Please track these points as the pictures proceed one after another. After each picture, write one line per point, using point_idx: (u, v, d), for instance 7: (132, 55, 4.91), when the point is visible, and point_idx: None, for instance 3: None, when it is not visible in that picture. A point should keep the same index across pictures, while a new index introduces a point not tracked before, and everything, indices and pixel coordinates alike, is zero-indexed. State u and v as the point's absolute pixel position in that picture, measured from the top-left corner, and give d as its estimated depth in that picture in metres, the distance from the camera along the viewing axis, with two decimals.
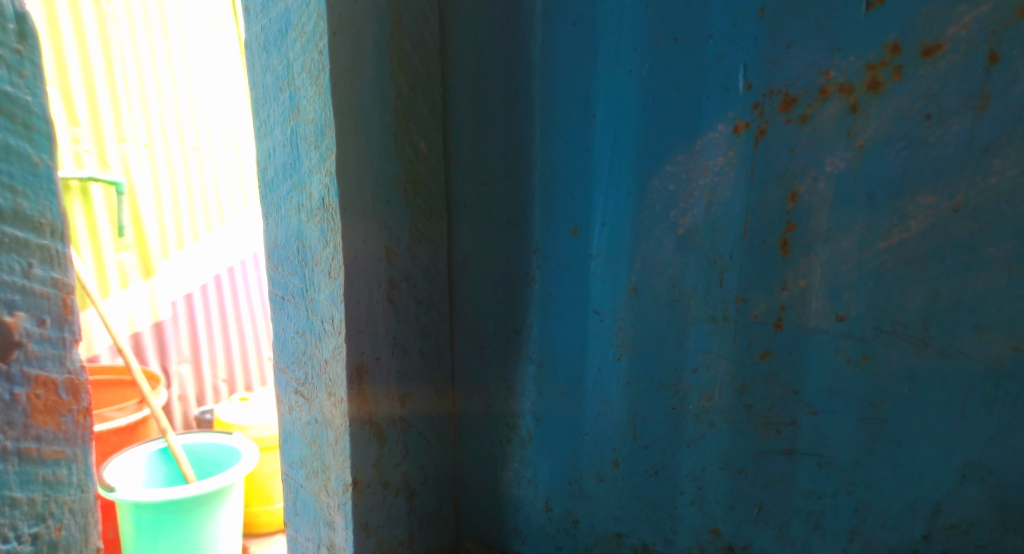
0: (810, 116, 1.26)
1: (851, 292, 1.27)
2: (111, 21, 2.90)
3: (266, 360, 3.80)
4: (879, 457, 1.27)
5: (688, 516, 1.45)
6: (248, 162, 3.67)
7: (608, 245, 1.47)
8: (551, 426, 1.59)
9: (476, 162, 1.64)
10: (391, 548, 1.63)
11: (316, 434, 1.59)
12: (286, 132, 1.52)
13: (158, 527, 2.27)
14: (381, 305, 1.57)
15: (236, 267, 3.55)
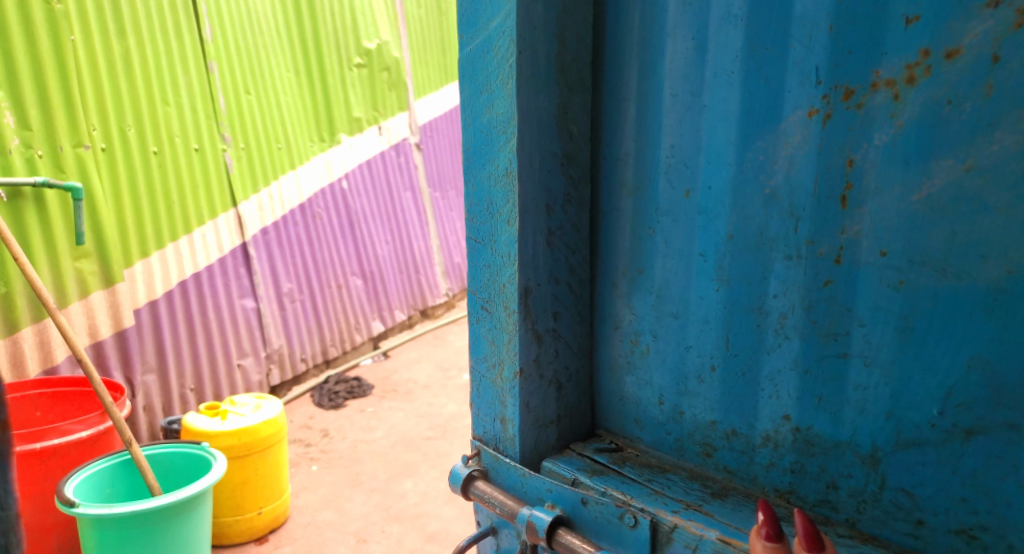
0: (866, 101, 1.03)
1: (891, 228, 1.03)
2: (64, 21, 2.82)
3: (236, 368, 3.80)
4: (911, 356, 1.03)
5: (765, 404, 1.17)
6: (213, 166, 3.57)
7: (715, 208, 1.18)
8: (666, 343, 1.28)
9: (623, 106, 1.28)
10: (545, 425, 1.38)
11: (493, 336, 1.37)
12: (479, 73, 1.30)
13: (124, 540, 2.22)
14: (540, 245, 1.31)
15: (203, 272, 3.53)
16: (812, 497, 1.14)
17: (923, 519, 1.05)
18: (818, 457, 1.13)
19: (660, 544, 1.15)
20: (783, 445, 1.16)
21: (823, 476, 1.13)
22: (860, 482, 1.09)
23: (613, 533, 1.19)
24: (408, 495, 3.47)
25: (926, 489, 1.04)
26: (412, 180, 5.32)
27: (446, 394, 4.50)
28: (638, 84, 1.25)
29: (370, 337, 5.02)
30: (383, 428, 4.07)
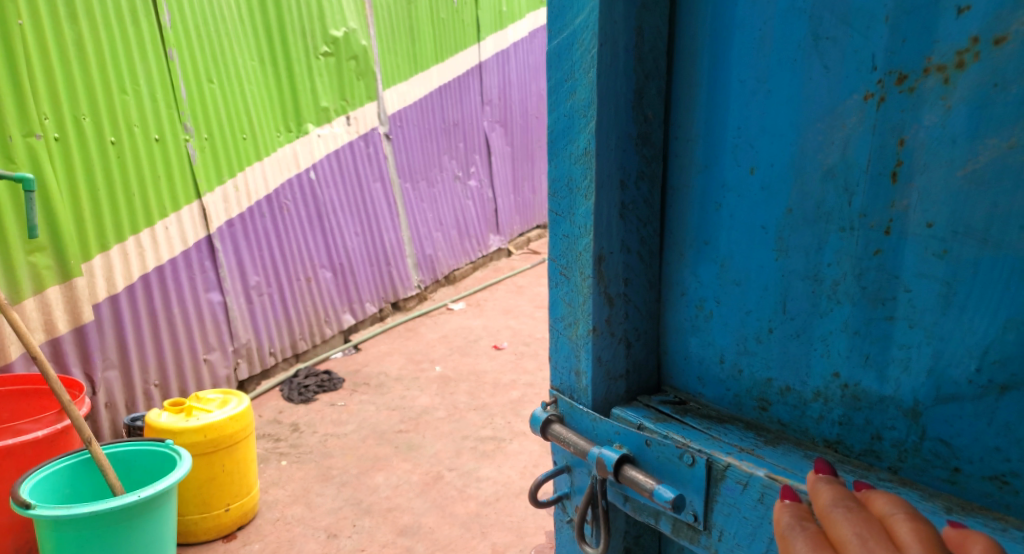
0: (917, 85, 0.93)
1: (938, 200, 0.93)
2: (13, 6, 2.74)
3: (203, 363, 3.74)
4: (950, 315, 0.94)
5: (816, 360, 1.08)
6: (177, 158, 3.50)
7: (772, 188, 1.09)
8: (728, 309, 1.19)
9: (698, 76, 1.16)
10: (616, 381, 1.30)
11: (570, 298, 1.28)
12: (564, 64, 1.20)
13: (82, 544, 2.16)
14: (614, 218, 1.22)
15: (167, 266, 3.47)
16: (858, 447, 1.06)
17: (960, 466, 0.96)
18: (864, 410, 1.04)
19: (716, 485, 1.09)
20: (832, 400, 1.08)
21: (869, 427, 1.04)
22: (903, 434, 1.01)
23: (673, 473, 1.13)
24: (379, 489, 3.46)
25: (962, 438, 0.95)
26: (382, 170, 5.23)
27: (417, 386, 4.49)
28: (708, 69, 1.15)
29: (340, 330, 4.96)
30: (354, 421, 4.03)
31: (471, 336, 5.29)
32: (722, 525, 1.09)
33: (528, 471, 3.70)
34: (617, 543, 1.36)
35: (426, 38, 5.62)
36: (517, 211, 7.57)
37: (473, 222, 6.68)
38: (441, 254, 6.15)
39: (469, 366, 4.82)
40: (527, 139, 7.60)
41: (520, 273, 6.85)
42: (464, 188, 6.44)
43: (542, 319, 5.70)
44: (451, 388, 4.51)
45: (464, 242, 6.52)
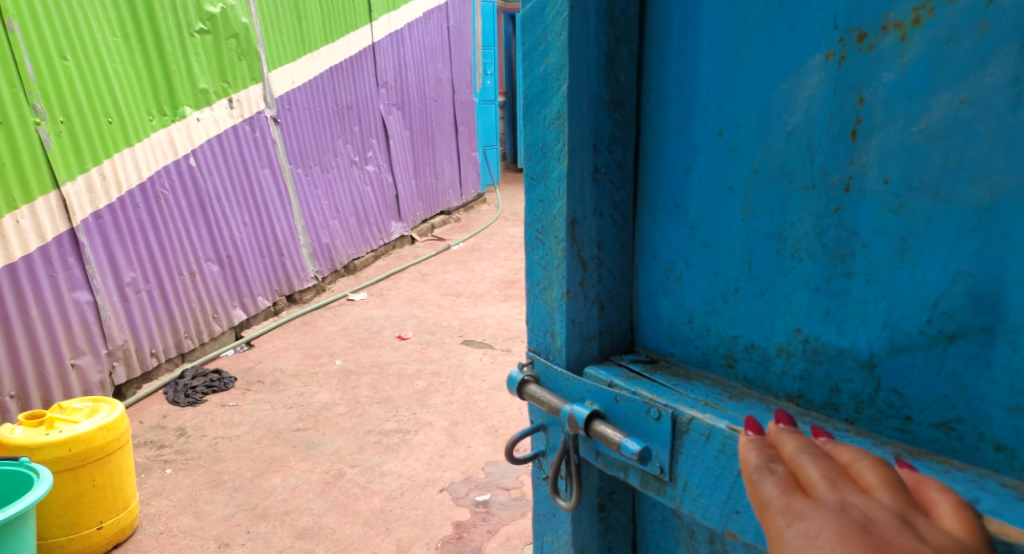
0: (876, 43, 0.97)
1: (894, 157, 0.97)
2: None
3: (71, 367, 3.46)
4: (906, 268, 0.98)
5: (780, 320, 1.13)
6: (25, 144, 3.19)
7: (738, 148, 1.13)
8: (698, 270, 1.24)
9: (666, 39, 1.22)
10: (590, 341, 1.35)
11: (545, 262, 1.35)
12: (538, 27, 1.27)
13: None
14: (586, 181, 1.28)
15: (22, 265, 3.20)
16: (818, 401, 1.11)
17: (911, 415, 1.01)
18: (824, 364, 1.09)
19: (681, 437, 1.14)
20: (794, 354, 1.12)
21: (828, 381, 1.09)
22: (859, 385, 1.05)
23: (641, 427, 1.20)
24: (276, 491, 3.25)
25: (913, 388, 1.00)
26: (269, 156, 4.96)
27: (316, 382, 4.27)
28: (677, 32, 1.20)
29: (230, 326, 4.67)
30: (248, 422, 3.78)
31: (372, 327, 5.09)
32: (686, 476, 1.14)
33: (434, 463, 3.57)
34: (591, 500, 1.40)
35: (314, 16, 5.34)
36: (418, 196, 7.37)
37: (373, 209, 6.46)
38: (340, 242, 5.91)
39: (371, 358, 4.63)
40: (426, 122, 7.41)
41: (424, 260, 6.66)
42: (361, 173, 6.21)
43: (446, 307, 5.55)
44: (352, 382, 4.31)
45: (363, 230, 6.30)
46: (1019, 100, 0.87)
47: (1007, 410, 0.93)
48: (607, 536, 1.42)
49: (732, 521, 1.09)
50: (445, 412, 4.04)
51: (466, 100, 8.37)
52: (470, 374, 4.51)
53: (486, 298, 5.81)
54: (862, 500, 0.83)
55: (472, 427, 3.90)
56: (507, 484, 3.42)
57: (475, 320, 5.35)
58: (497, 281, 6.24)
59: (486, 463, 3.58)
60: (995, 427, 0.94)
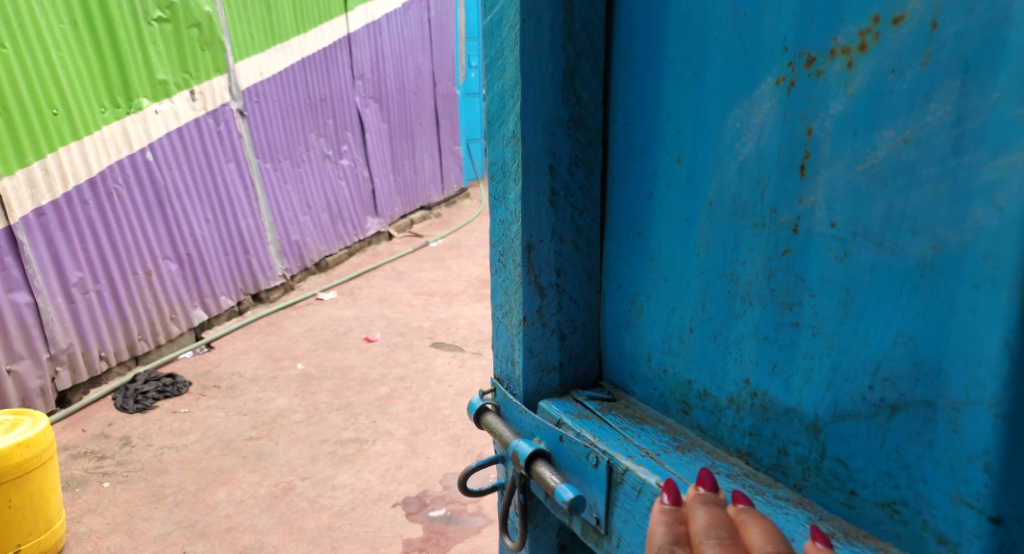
0: (824, 68, 0.86)
1: (841, 198, 0.86)
2: None
3: (8, 374, 3.34)
4: (852, 326, 0.87)
5: (731, 367, 1.02)
6: None
7: (695, 177, 1.03)
8: (655, 304, 1.14)
9: (632, 55, 1.11)
10: (550, 372, 1.26)
11: (506, 286, 1.26)
12: (496, 40, 1.18)
13: None
14: (542, 205, 1.18)
15: None
16: (767, 462, 1.00)
17: (856, 490, 0.90)
18: (771, 422, 0.98)
19: (615, 489, 1.05)
20: (743, 408, 1.02)
21: (776, 441, 0.98)
22: (806, 450, 0.95)
23: (580, 472, 1.10)
24: (219, 506, 3.10)
25: (857, 460, 0.89)
26: (235, 149, 4.79)
27: (274, 387, 4.12)
28: (643, 47, 1.09)
29: (190, 327, 4.52)
30: (198, 430, 3.64)
31: (339, 328, 4.94)
32: (619, 531, 1.05)
33: (389, 475, 3.42)
34: (551, 540, 1.36)
35: (285, 7, 5.16)
36: (396, 191, 7.21)
37: (347, 204, 6.30)
38: (310, 239, 5.75)
39: (334, 361, 4.48)
40: (405, 115, 7.25)
41: (400, 257, 6.51)
42: (335, 168, 6.04)
43: (418, 307, 5.39)
44: (312, 387, 4.16)
45: (336, 226, 6.14)
46: (961, 142, 0.75)
47: (948, 497, 0.80)
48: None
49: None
50: (406, 420, 3.89)
51: (448, 93, 8.20)
52: (436, 378, 4.35)
53: (461, 298, 5.65)
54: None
55: (433, 436, 3.75)
56: (464, 498, 3.27)
57: (447, 321, 5.19)
58: (474, 280, 6.08)
59: (443, 476, 3.43)
60: (938, 516, 0.82)
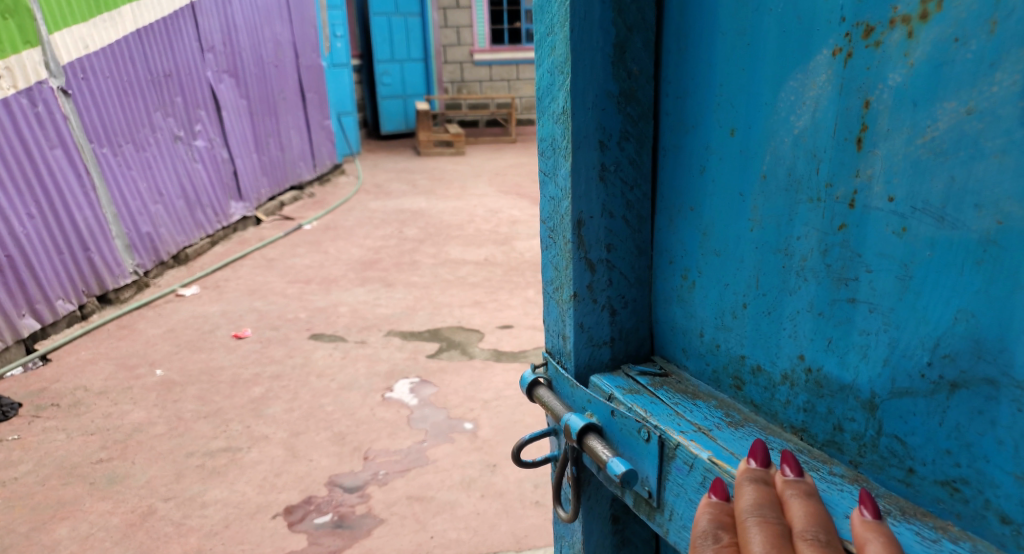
0: (883, 39, 0.81)
1: (901, 172, 0.81)
2: None
3: None
4: (909, 305, 0.82)
5: (785, 343, 0.97)
6: None
7: (749, 151, 0.97)
8: (706, 279, 1.08)
9: (683, 26, 1.04)
10: (602, 349, 1.19)
11: (556, 262, 1.19)
12: (546, 16, 1.11)
13: None
14: (592, 180, 1.11)
15: None
16: (821, 437, 0.95)
17: (914, 468, 0.84)
18: (826, 399, 0.93)
19: (667, 463, 1.00)
20: (798, 384, 0.97)
21: (831, 417, 0.93)
22: (862, 427, 0.89)
23: (632, 446, 1.05)
24: (60, 545, 2.67)
25: (916, 437, 0.83)
26: (60, 133, 4.20)
27: (128, 399, 3.64)
28: (695, 17, 1.02)
29: (20, 338, 3.93)
30: (32, 459, 3.15)
31: (205, 327, 4.47)
32: (671, 505, 1.00)
33: (267, 484, 3.06)
34: (603, 511, 1.26)
35: None
36: (261, 171, 6.70)
37: (206, 189, 5.75)
38: (165, 229, 5.20)
39: (199, 364, 4.02)
40: (265, 89, 6.80)
41: (270, 243, 6.03)
42: (188, 150, 5.49)
43: (293, 297, 4.97)
44: (173, 395, 3.71)
45: (195, 212, 5.59)
46: None
47: (1012, 477, 0.75)
48: (623, 547, 1.29)
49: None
50: (284, 422, 3.52)
51: (307, 65, 7.77)
52: (316, 373, 3.99)
53: (340, 283, 5.26)
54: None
55: (316, 436, 3.41)
56: (352, 500, 2.96)
57: (327, 310, 4.80)
58: (354, 263, 5.70)
59: (329, 478, 3.11)
60: (1002, 496, 0.77)
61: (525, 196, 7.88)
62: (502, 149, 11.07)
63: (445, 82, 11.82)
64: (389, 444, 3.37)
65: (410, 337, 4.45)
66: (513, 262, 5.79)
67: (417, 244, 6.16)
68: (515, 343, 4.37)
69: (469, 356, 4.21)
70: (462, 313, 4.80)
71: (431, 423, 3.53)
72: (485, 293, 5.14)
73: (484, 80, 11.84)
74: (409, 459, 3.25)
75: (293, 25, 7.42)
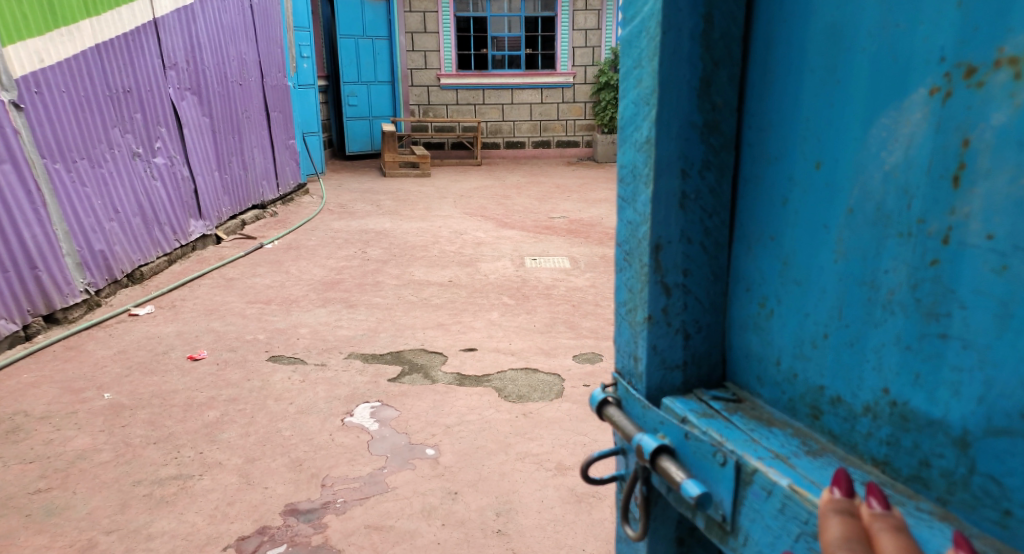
0: (986, 79, 0.82)
1: (1002, 211, 0.82)
2: None
3: None
4: (1005, 345, 0.83)
5: (867, 376, 0.98)
6: None
7: (836, 184, 0.99)
8: (785, 308, 1.10)
9: (765, 63, 1.10)
10: (674, 369, 1.21)
11: (631, 284, 1.23)
12: (634, 49, 1.16)
13: None
14: (672, 207, 1.16)
15: None
16: (906, 472, 0.94)
17: (1011, 510, 0.83)
18: (912, 433, 0.93)
19: (743, 488, 1.02)
20: (880, 417, 0.96)
21: (917, 452, 0.92)
22: (951, 464, 0.88)
23: (706, 470, 1.08)
24: None
25: (1014, 479, 0.83)
26: (9, 149, 4.05)
27: (72, 424, 3.49)
28: (783, 55, 1.07)
29: None
30: None
31: (158, 348, 4.33)
32: (747, 530, 1.01)
33: (219, 514, 2.94)
34: (669, 533, 1.28)
35: None
36: (223, 190, 6.57)
37: (164, 207, 5.61)
38: (120, 247, 5.05)
39: (150, 388, 3.88)
40: (228, 107, 6.70)
41: (230, 262, 5.90)
42: (146, 167, 5.36)
43: (252, 318, 4.85)
44: (122, 420, 3.57)
45: (152, 230, 5.44)
46: None
47: None
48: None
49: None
50: (239, 448, 3.40)
51: (272, 83, 7.70)
52: (274, 396, 3.87)
53: (301, 304, 5.15)
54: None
55: (272, 463, 3.29)
56: (307, 530, 2.86)
57: (286, 331, 4.69)
58: (316, 283, 5.59)
59: (285, 507, 3.00)
60: None
61: (490, 218, 7.85)
62: (467, 171, 11.04)
63: (411, 104, 11.81)
64: (348, 470, 3.27)
65: (371, 360, 4.36)
66: (478, 284, 5.74)
67: (380, 265, 6.08)
68: (479, 366, 4.30)
69: (432, 380, 4.13)
70: (425, 335, 4.72)
71: (391, 449, 3.44)
72: (449, 316, 5.07)
73: (451, 104, 11.84)
74: (368, 486, 3.15)
75: (259, 44, 7.35)
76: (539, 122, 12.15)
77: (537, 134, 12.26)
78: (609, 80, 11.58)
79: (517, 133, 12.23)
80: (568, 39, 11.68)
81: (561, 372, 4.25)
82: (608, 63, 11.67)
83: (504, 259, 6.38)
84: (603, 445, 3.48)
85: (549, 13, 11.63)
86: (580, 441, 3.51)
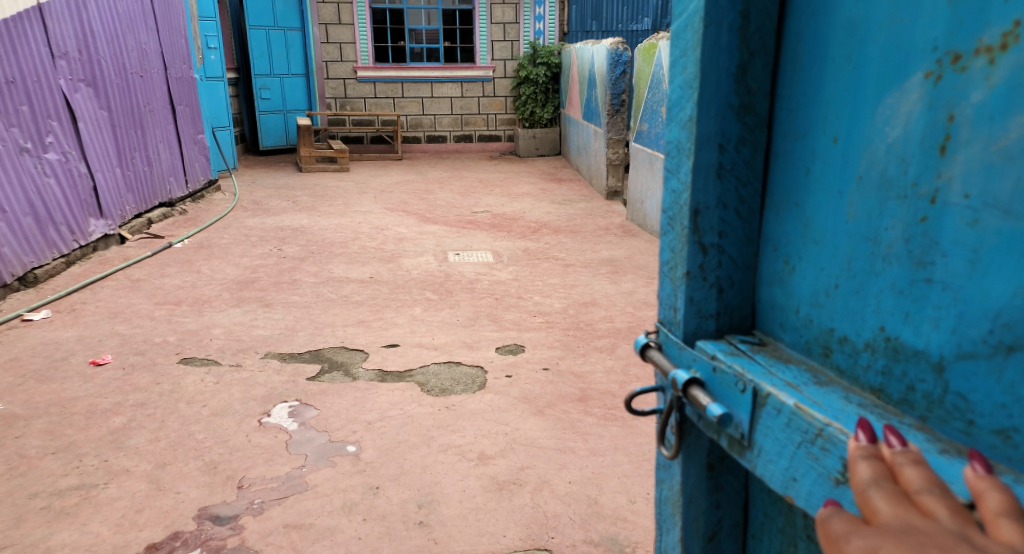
0: (968, 65, 0.88)
1: (975, 173, 0.89)
2: None
3: None
4: (975, 290, 0.90)
5: (869, 318, 1.04)
6: None
7: (848, 155, 1.05)
8: (806, 265, 1.14)
9: (795, 53, 1.13)
10: (709, 320, 1.25)
11: (671, 244, 1.27)
12: (680, 41, 1.20)
13: None
14: (710, 177, 1.19)
15: None
16: (896, 396, 1.00)
17: (973, 419, 0.91)
18: (902, 362, 0.99)
19: (758, 409, 1.09)
20: (877, 350, 1.03)
21: (904, 379, 0.99)
22: (931, 386, 0.96)
23: (729, 396, 1.14)
24: None
25: (976, 394, 0.91)
26: None
27: None
28: (809, 45, 1.10)
29: None
30: None
31: (56, 354, 4.14)
32: (760, 442, 1.09)
33: (126, 522, 2.83)
34: (700, 459, 1.32)
35: None
36: (126, 187, 6.34)
37: (59, 205, 5.35)
38: (7, 248, 4.79)
39: (48, 396, 3.70)
40: (128, 101, 6.46)
41: (136, 263, 5.68)
42: (37, 164, 5.10)
43: (161, 320, 4.68)
44: (16, 431, 3.39)
45: (45, 230, 5.19)
46: None
47: None
48: (716, 494, 1.32)
49: (790, 488, 1.05)
50: (148, 453, 3.28)
51: (177, 76, 7.48)
52: (185, 399, 3.74)
53: (214, 304, 5.00)
54: (925, 523, 0.82)
55: (184, 467, 3.19)
56: (223, 533, 2.78)
57: (198, 332, 4.54)
58: (229, 283, 5.43)
59: (198, 511, 2.90)
60: None
61: (412, 213, 7.78)
62: (388, 166, 10.91)
63: (328, 97, 11.63)
64: (266, 471, 3.19)
65: (290, 359, 4.26)
66: (400, 279, 5.67)
67: (297, 263, 5.95)
68: (401, 362, 4.26)
69: (352, 378, 4.07)
70: (346, 333, 4.65)
71: (312, 447, 3.38)
72: (369, 312, 5.00)
73: (370, 96, 11.72)
74: (287, 486, 3.09)
75: (161, 34, 7.13)
76: (460, 115, 12.11)
77: (458, 128, 12.21)
78: (529, 74, 11.63)
79: (438, 127, 12.15)
80: (487, 32, 11.69)
81: (483, 365, 4.25)
82: (528, 57, 11.72)
83: (426, 254, 6.34)
84: (526, 433, 3.49)
85: (466, 5, 11.64)
86: (503, 431, 3.51)
